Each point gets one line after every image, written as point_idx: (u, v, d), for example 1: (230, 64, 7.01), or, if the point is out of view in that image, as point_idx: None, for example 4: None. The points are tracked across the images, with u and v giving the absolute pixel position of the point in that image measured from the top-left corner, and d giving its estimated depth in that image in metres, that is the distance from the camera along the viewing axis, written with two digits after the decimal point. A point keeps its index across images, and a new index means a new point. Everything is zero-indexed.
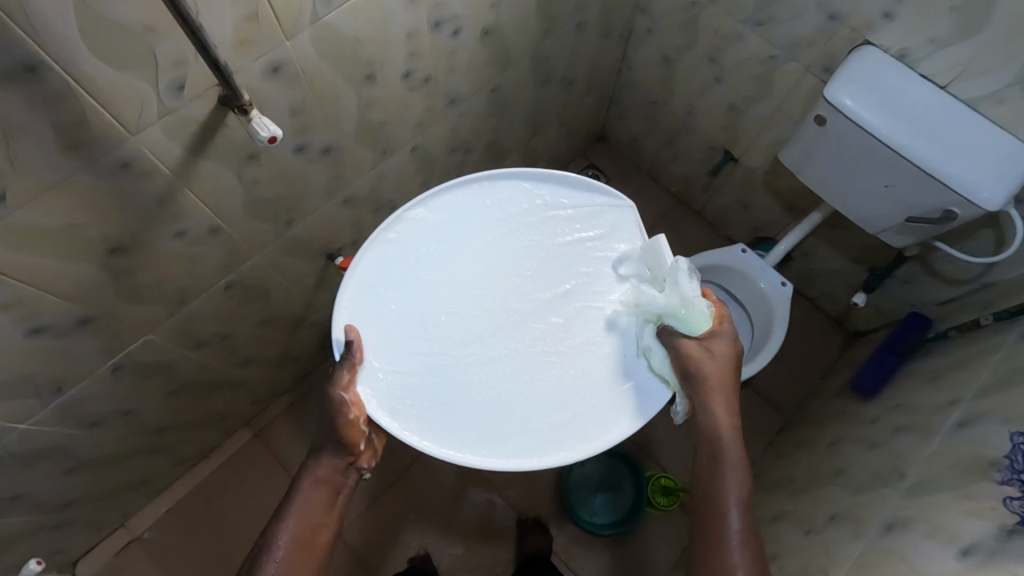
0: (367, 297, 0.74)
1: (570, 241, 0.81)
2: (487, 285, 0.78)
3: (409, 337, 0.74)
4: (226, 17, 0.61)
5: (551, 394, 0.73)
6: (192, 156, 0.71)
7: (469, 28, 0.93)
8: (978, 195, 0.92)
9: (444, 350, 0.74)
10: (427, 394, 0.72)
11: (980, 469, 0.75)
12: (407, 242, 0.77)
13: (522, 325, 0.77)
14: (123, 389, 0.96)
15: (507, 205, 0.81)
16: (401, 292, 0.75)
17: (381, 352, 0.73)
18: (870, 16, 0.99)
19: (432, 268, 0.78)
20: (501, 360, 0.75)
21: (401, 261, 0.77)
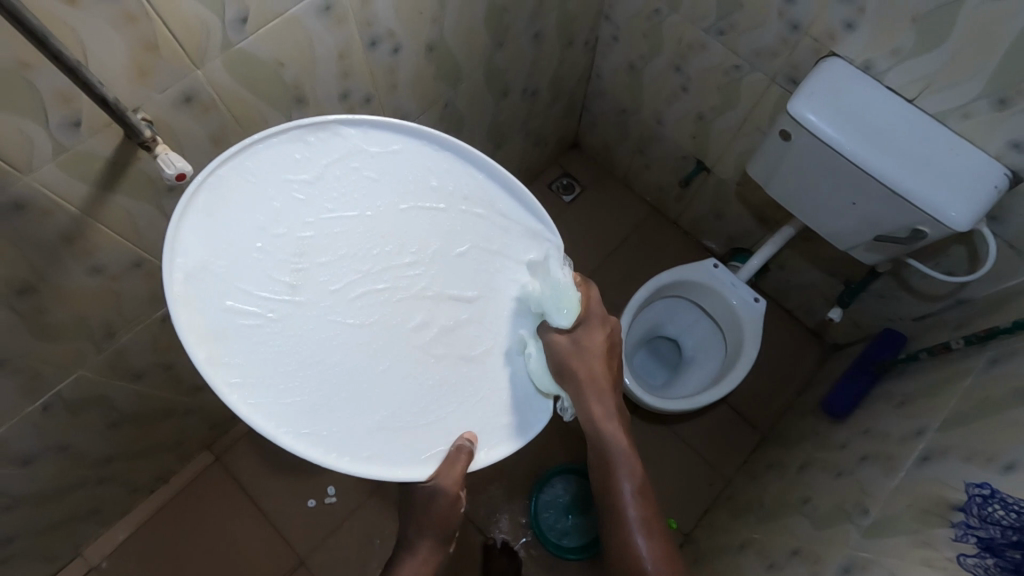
0: (237, 204, 0.58)
1: (484, 245, 0.68)
2: (368, 252, 0.63)
3: (257, 278, 0.58)
4: (119, 49, 0.57)
5: (398, 404, 0.61)
6: (101, 192, 0.67)
7: (409, 45, 0.89)
8: (946, 215, 0.88)
9: (294, 313, 0.59)
10: (251, 351, 0.57)
11: (939, 512, 0.71)
12: (325, 159, 0.62)
13: (390, 324, 0.63)
14: (55, 425, 0.92)
15: (439, 172, 0.67)
16: (274, 218, 0.60)
17: (215, 268, 0.57)
18: (832, 27, 0.95)
19: (333, 201, 0.62)
20: (361, 352, 0.62)
21: (290, 178, 0.61)
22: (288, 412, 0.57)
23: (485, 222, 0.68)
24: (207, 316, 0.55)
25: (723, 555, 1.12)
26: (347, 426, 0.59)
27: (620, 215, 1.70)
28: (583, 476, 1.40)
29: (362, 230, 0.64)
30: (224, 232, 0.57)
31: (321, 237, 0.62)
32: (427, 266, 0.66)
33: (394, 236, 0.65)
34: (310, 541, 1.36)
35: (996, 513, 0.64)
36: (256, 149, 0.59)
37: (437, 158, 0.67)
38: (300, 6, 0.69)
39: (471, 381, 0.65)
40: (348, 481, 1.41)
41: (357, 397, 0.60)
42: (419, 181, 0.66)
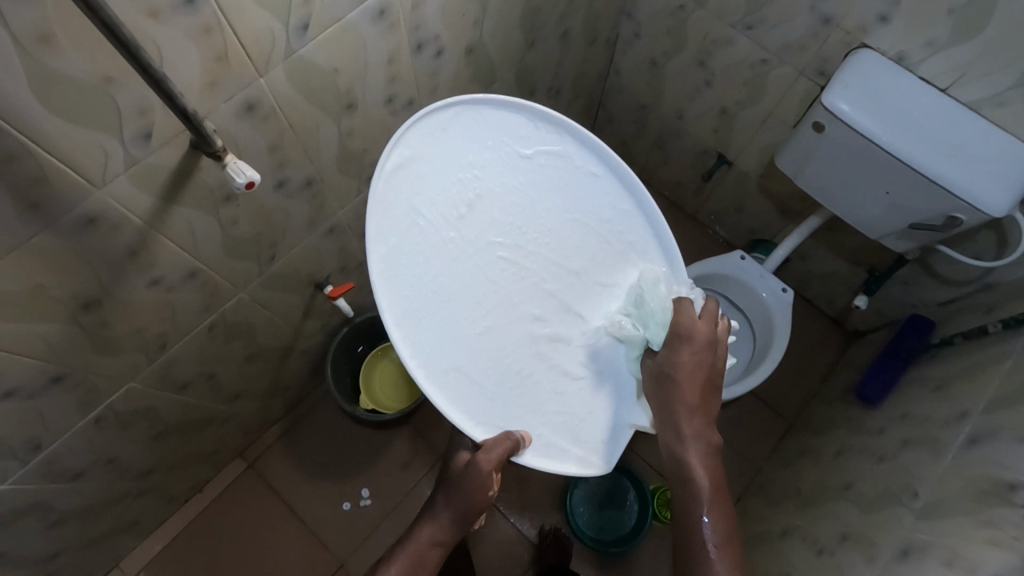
0: (459, 137, 0.66)
1: (618, 285, 0.70)
2: (525, 229, 0.67)
3: (439, 202, 0.64)
4: (193, 60, 0.56)
5: (494, 370, 0.63)
6: (165, 205, 0.67)
7: (452, 48, 0.89)
8: (983, 202, 0.89)
9: (447, 238, 0.64)
10: (405, 238, 0.61)
11: (998, 493, 0.73)
12: (533, 155, 0.68)
13: (519, 304, 0.66)
14: (104, 439, 0.92)
15: (609, 208, 0.71)
16: (476, 162, 0.66)
17: (421, 169, 0.63)
18: (864, 20, 0.96)
19: (517, 187, 0.68)
20: (487, 311, 0.64)
21: (507, 146, 0.67)
22: (406, 302, 0.60)
23: (627, 272, 0.70)
24: (392, 193, 0.61)
25: (765, 543, 1.13)
26: (444, 352, 0.61)
27: None
28: (616, 470, 1.40)
29: (524, 213, 0.67)
30: (439, 147, 0.64)
31: (498, 202, 0.67)
32: (553, 262, 0.68)
33: (536, 224, 0.68)
34: (346, 545, 1.36)
35: None
36: (496, 111, 0.67)
37: (624, 202, 0.71)
38: (357, 12, 0.69)
39: (557, 390, 0.65)
40: (382, 483, 1.42)
41: (468, 341, 0.63)
42: (590, 202, 0.70)
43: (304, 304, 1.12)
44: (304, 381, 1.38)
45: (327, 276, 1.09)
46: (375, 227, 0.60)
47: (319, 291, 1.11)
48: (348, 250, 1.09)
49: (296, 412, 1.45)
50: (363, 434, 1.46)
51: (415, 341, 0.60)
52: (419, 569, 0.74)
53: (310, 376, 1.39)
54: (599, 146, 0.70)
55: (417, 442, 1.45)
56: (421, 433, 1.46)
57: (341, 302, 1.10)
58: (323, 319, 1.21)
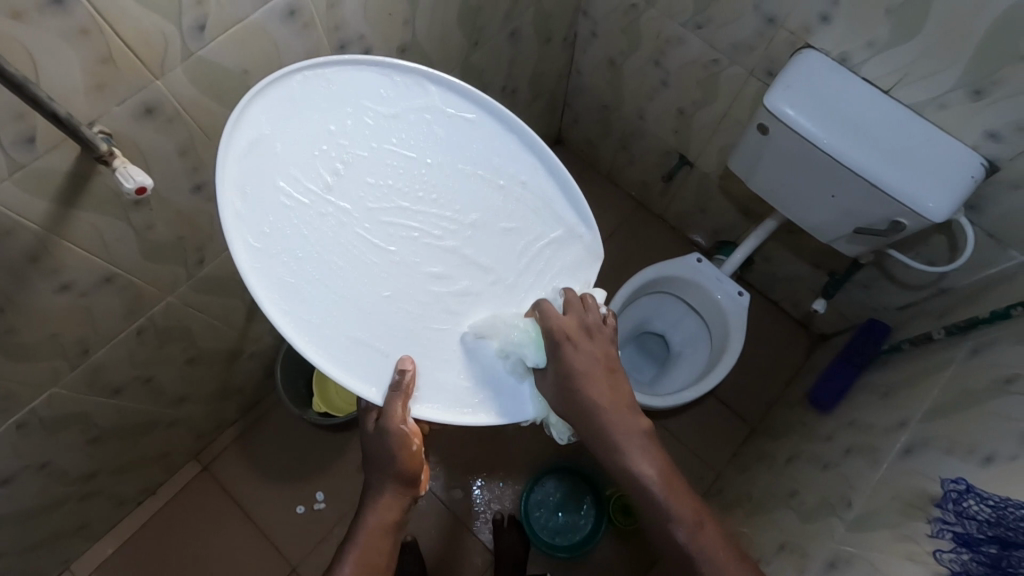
0: (310, 104, 0.62)
1: (521, 233, 0.69)
2: (406, 188, 0.65)
3: (303, 173, 0.60)
4: (72, 64, 0.55)
5: (400, 338, 0.61)
6: (64, 209, 0.66)
7: (381, 48, 0.88)
8: (924, 206, 0.88)
9: (324, 209, 0.61)
10: (270, 221, 0.57)
11: (920, 505, 0.71)
12: (398, 108, 0.66)
13: (416, 264, 0.64)
14: (31, 444, 0.91)
15: (496, 151, 0.70)
16: (337, 129, 0.63)
17: (274, 147, 0.59)
18: (807, 19, 0.94)
19: (394, 143, 0.65)
20: (384, 276, 0.62)
21: (372, 111, 0.65)
22: (291, 287, 0.57)
23: (529, 214, 0.70)
24: (245, 174, 0.57)
25: None
26: (340, 327, 0.58)
27: (605, 211, 1.69)
28: (574, 474, 1.39)
29: (404, 172, 0.66)
30: (293, 120, 0.61)
31: (373, 166, 0.64)
32: (448, 217, 0.67)
33: (421, 181, 0.66)
34: (300, 548, 1.36)
35: (973, 507, 0.62)
36: (347, 71, 0.64)
37: (507, 145, 0.70)
38: (263, 12, 0.67)
39: (458, 350, 0.64)
40: (337, 487, 1.40)
41: (359, 303, 0.60)
42: (473, 147, 0.69)
43: (246, 308, 1.10)
44: (257, 384, 1.37)
45: None
46: (234, 212, 0.55)
47: None
48: None
49: (252, 414, 1.44)
50: (321, 436, 1.44)
51: (305, 320, 0.57)
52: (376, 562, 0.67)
53: (264, 379, 1.38)
54: (466, 87, 0.68)
55: None
56: None
57: None
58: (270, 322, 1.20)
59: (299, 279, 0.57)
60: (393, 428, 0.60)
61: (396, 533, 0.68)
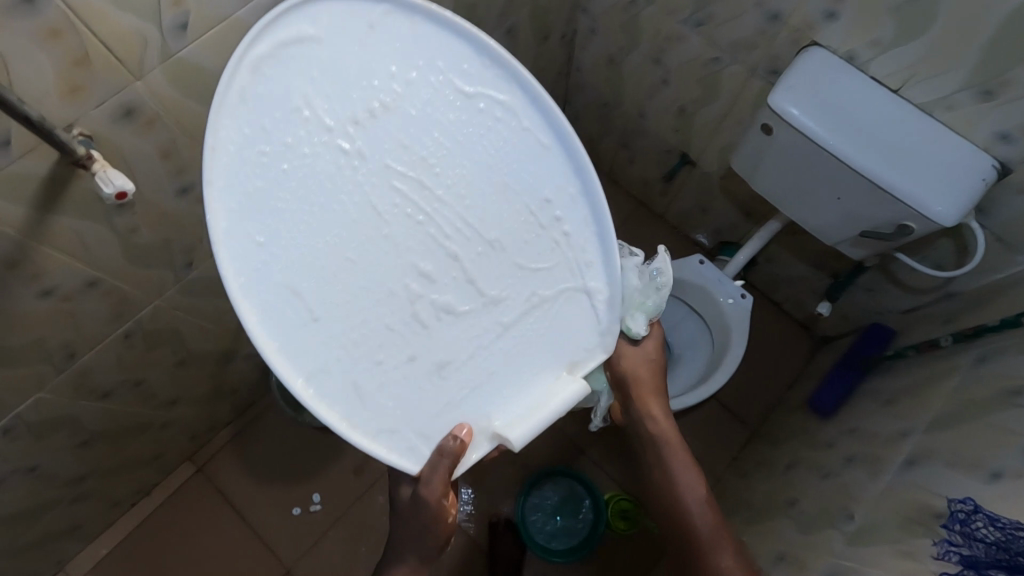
0: (382, 41, 0.57)
1: (536, 266, 0.63)
2: (428, 164, 0.59)
3: (324, 108, 0.55)
4: (44, 66, 0.53)
5: (354, 322, 0.56)
6: (42, 213, 0.64)
7: None
8: (933, 211, 0.85)
9: (329, 150, 0.55)
10: (268, 126, 0.53)
11: (923, 521, 0.69)
12: (467, 86, 0.60)
13: (404, 254, 0.59)
14: (18, 449, 0.89)
15: (547, 177, 0.63)
16: (391, 72, 0.57)
17: (320, 58, 0.55)
18: (811, 16, 0.92)
19: (440, 115, 0.59)
20: (361, 256, 0.57)
21: (443, 70, 0.59)
22: (256, 199, 0.52)
23: (549, 256, 0.63)
24: (270, 68, 0.53)
25: None
26: (279, 264, 0.53)
27: None
28: (572, 477, 1.37)
29: (436, 146, 0.59)
30: (353, 47, 0.56)
31: (407, 128, 0.58)
32: (452, 214, 0.60)
33: (438, 163, 0.59)
34: (294, 550, 1.35)
35: (981, 530, 0.59)
36: (434, 28, 0.58)
37: (571, 182, 0.63)
38: (245, 11, 0.65)
39: (420, 357, 0.59)
40: (332, 489, 1.39)
41: (321, 280, 0.55)
42: (523, 166, 0.62)
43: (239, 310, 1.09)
44: (252, 385, 1.35)
45: None
46: (240, 93, 0.51)
47: None
48: None
49: (247, 415, 1.43)
50: (316, 438, 1.43)
51: (244, 249, 0.52)
52: None
53: (258, 380, 1.37)
54: (557, 111, 0.61)
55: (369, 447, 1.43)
56: None
57: None
58: None
59: (265, 198, 0.53)
60: (432, 499, 0.62)
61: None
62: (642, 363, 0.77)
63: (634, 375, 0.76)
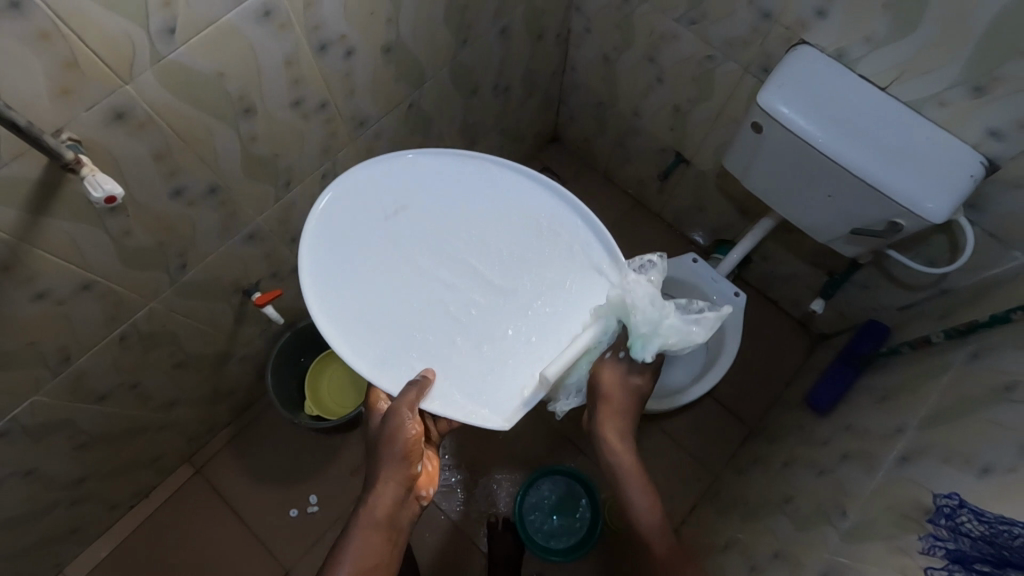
0: (402, 166, 0.74)
1: (553, 273, 0.74)
2: (454, 238, 0.74)
3: (370, 205, 0.72)
4: (32, 71, 0.54)
5: (420, 349, 0.70)
6: (35, 216, 0.64)
7: (364, 48, 0.86)
8: (923, 208, 0.85)
9: (381, 245, 0.72)
10: (337, 238, 0.70)
11: (915, 517, 0.69)
12: (466, 180, 0.76)
13: (449, 296, 0.72)
14: (15, 451, 0.90)
15: (543, 205, 0.76)
16: (412, 186, 0.74)
17: (361, 187, 0.72)
18: (802, 15, 0.92)
19: (455, 202, 0.75)
20: (416, 305, 0.71)
21: (449, 177, 0.75)
22: (339, 286, 0.69)
23: (560, 265, 0.74)
24: (329, 205, 0.70)
25: (708, 556, 1.10)
26: (361, 326, 0.69)
27: (602, 209, 1.67)
28: (570, 476, 1.37)
29: (459, 224, 0.75)
30: (382, 176, 0.73)
31: (434, 219, 0.74)
32: (479, 260, 0.74)
33: (460, 222, 0.75)
34: (292, 552, 1.34)
35: (967, 524, 0.60)
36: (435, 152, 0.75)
37: (559, 205, 0.76)
38: (235, 13, 0.65)
39: (469, 352, 0.71)
40: (330, 490, 1.39)
41: (386, 316, 0.70)
42: (524, 212, 0.76)
43: (235, 311, 1.09)
44: (249, 386, 1.36)
45: (255, 281, 1.06)
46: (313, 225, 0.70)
47: (248, 298, 1.08)
48: (279, 255, 1.07)
49: (246, 416, 1.44)
50: (313, 438, 1.43)
51: (336, 316, 0.68)
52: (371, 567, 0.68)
53: (256, 381, 1.37)
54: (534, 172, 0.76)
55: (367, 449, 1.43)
56: None
57: (270, 308, 1.08)
58: (259, 324, 1.18)
59: (344, 284, 0.69)
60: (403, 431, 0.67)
61: (392, 533, 0.69)
62: (614, 381, 0.76)
63: (603, 391, 0.75)
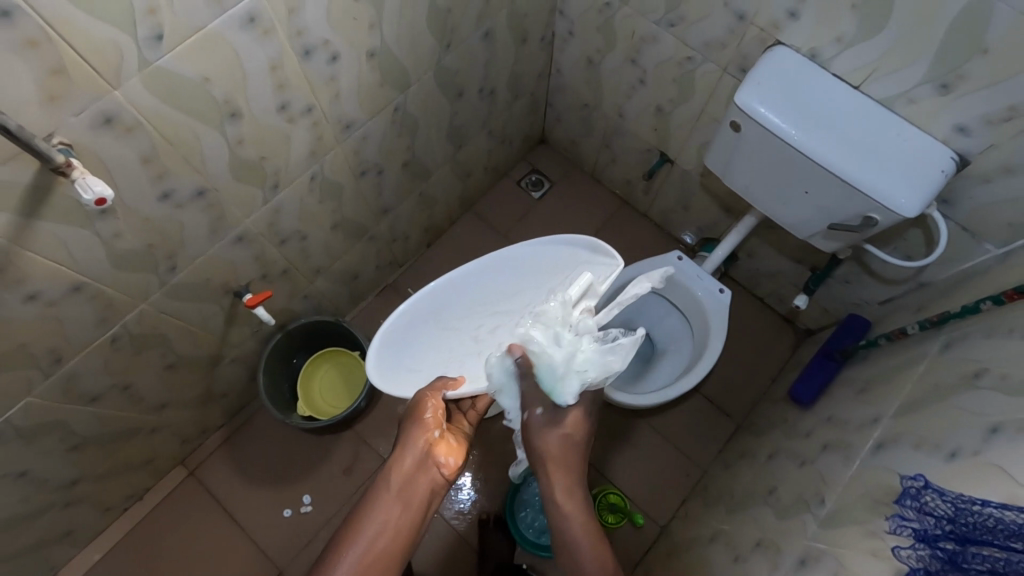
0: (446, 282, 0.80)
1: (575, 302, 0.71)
2: (490, 315, 0.79)
3: (427, 316, 0.80)
4: (21, 77, 0.55)
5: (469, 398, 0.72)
6: (25, 219, 0.66)
7: (348, 53, 0.88)
8: (895, 202, 0.88)
9: (435, 341, 0.79)
10: (401, 351, 0.77)
11: (886, 501, 0.71)
12: (494, 270, 0.81)
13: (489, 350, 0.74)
14: (7, 453, 0.91)
15: (559, 260, 0.75)
16: (456, 294, 0.81)
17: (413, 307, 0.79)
18: (776, 16, 0.94)
19: (489, 292, 0.81)
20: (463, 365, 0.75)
21: (483, 277, 0.81)
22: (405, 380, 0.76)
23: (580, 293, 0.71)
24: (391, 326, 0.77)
25: (695, 548, 1.12)
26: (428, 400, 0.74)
27: (590, 210, 1.69)
28: None
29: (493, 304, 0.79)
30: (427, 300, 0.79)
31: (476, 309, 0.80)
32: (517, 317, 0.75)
33: (497, 298, 0.80)
34: (285, 553, 1.35)
35: (931, 504, 0.62)
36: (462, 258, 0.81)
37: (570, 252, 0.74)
38: (219, 21, 0.67)
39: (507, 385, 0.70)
40: (322, 490, 1.41)
41: (438, 370, 0.76)
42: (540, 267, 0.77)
43: (226, 313, 1.11)
44: (241, 388, 1.37)
45: (245, 283, 1.08)
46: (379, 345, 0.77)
47: (239, 299, 1.10)
48: (268, 257, 1.09)
49: (238, 418, 1.45)
50: (306, 440, 1.45)
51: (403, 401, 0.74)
52: (385, 534, 0.64)
53: (249, 383, 1.39)
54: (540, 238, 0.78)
55: (360, 448, 1.44)
56: (364, 439, 1.45)
57: (260, 310, 1.09)
58: (249, 326, 1.20)
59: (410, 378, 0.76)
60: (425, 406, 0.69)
61: (410, 500, 0.67)
62: (557, 440, 0.71)
63: (548, 452, 0.70)
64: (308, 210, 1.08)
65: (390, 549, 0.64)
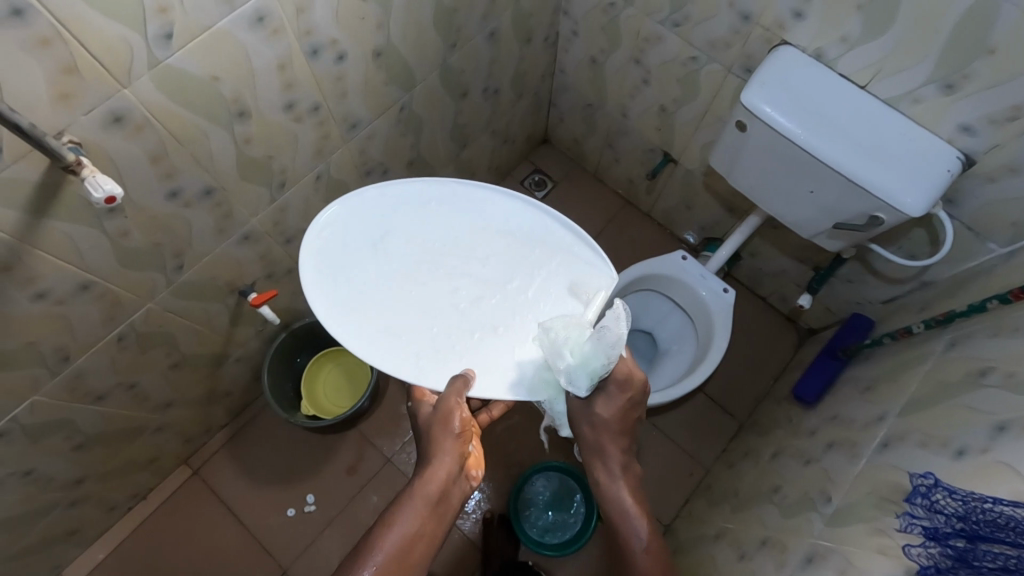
0: (386, 203, 0.77)
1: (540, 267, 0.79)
2: (441, 252, 0.78)
3: (360, 233, 0.75)
4: (33, 75, 0.56)
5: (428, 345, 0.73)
6: (35, 217, 0.66)
7: (355, 52, 0.88)
8: (900, 201, 0.88)
9: (372, 260, 0.75)
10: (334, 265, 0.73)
11: (893, 499, 0.71)
12: (440, 201, 0.79)
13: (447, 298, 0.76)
14: (13, 452, 0.91)
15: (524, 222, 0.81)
16: (395, 215, 0.77)
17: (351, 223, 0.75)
18: (781, 16, 0.95)
19: (433, 221, 0.79)
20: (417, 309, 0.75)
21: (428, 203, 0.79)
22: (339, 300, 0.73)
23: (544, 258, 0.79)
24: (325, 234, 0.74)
25: (699, 547, 1.12)
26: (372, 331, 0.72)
27: (593, 209, 1.69)
28: (564, 471, 1.39)
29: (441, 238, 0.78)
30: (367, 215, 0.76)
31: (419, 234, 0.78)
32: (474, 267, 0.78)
33: (444, 235, 0.78)
34: (289, 552, 1.36)
35: (941, 502, 0.62)
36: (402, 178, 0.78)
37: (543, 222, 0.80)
38: (229, 20, 0.67)
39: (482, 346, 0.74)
40: (327, 489, 1.41)
41: (376, 292, 0.74)
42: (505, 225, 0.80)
43: (231, 312, 1.11)
44: (245, 387, 1.37)
45: (250, 282, 1.08)
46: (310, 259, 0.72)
47: (244, 298, 1.10)
48: (273, 256, 1.09)
49: (242, 417, 1.45)
50: (310, 439, 1.45)
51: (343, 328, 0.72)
52: (415, 539, 0.68)
53: (252, 382, 1.39)
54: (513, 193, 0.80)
55: (364, 447, 1.45)
56: (368, 438, 1.45)
57: (265, 309, 1.09)
58: (254, 326, 1.20)
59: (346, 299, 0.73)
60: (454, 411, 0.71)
61: (440, 507, 0.70)
62: (593, 429, 0.76)
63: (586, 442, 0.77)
64: (314, 209, 1.08)
65: (423, 556, 0.68)
